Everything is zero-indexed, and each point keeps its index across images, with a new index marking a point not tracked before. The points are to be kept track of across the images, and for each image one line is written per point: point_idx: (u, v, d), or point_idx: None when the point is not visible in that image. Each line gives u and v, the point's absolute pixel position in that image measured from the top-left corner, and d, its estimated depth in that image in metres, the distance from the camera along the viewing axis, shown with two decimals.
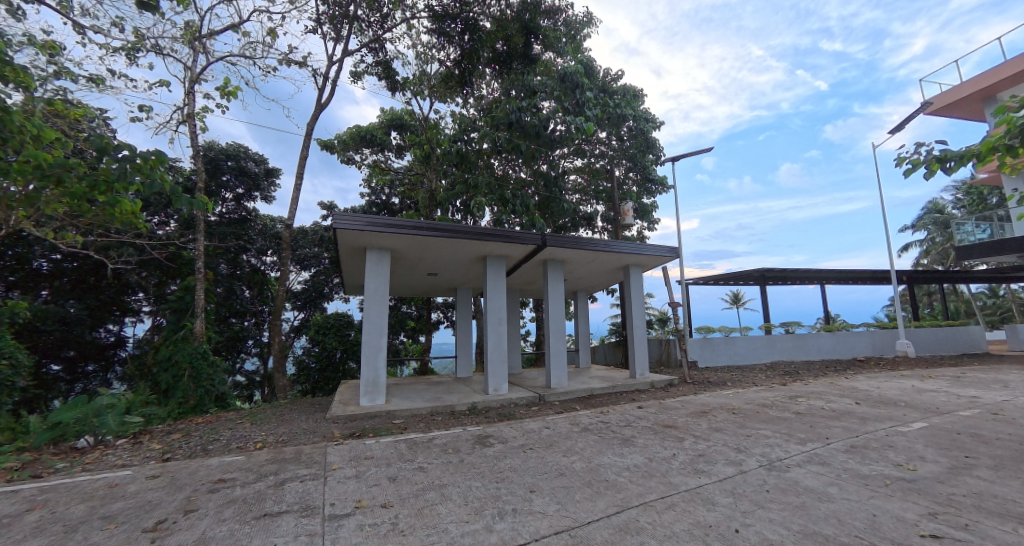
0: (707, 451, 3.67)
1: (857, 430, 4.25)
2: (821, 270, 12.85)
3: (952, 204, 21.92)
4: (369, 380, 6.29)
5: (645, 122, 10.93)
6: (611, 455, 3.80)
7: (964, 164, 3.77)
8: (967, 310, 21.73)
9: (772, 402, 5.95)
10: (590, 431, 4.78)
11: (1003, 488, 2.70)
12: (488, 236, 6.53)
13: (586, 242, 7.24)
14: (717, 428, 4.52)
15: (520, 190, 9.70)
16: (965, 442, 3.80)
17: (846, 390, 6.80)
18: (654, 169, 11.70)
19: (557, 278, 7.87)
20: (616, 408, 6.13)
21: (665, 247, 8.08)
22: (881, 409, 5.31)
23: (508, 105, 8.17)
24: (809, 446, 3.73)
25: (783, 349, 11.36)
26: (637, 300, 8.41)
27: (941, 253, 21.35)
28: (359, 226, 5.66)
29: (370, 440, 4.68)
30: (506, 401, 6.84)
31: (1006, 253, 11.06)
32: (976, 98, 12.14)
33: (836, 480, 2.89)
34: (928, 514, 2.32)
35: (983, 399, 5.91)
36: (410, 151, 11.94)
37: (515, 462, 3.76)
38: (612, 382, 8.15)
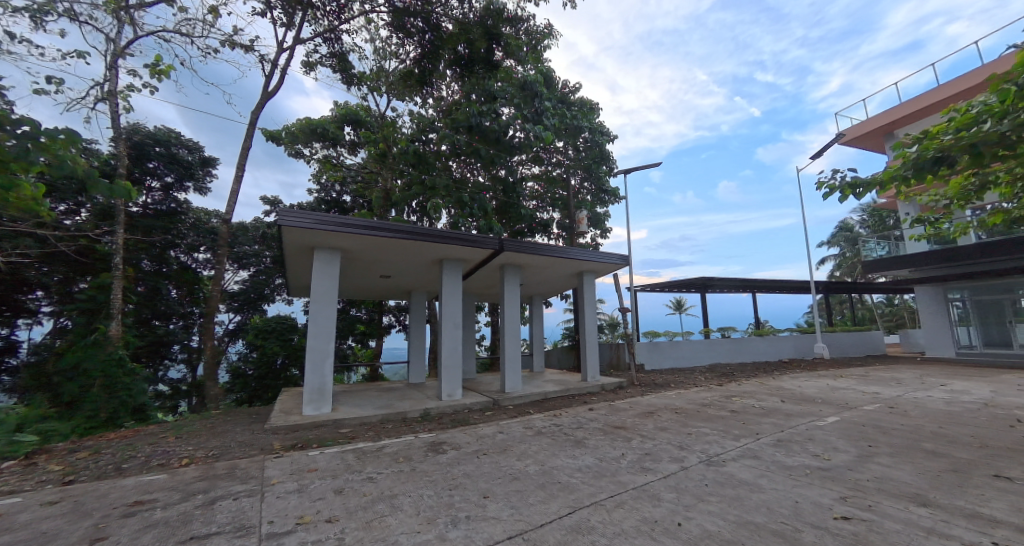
0: (654, 450, 3.84)
1: (782, 426, 4.67)
2: (755, 280, 14.03)
3: (860, 223, 24.94)
4: (314, 388, 5.95)
5: (600, 134, 11.50)
6: (564, 457, 3.87)
7: (872, 190, 4.30)
8: (870, 317, 24.82)
9: (711, 401, 6.40)
10: (543, 434, 4.84)
11: (898, 472, 3.10)
12: (446, 239, 6.44)
13: (542, 247, 7.37)
14: (663, 427, 4.78)
15: (478, 194, 9.80)
16: (869, 433, 4.30)
17: (774, 389, 7.49)
18: (608, 180, 12.17)
19: (515, 282, 7.95)
20: (569, 410, 6.28)
21: (618, 255, 8.44)
22: (802, 406, 5.88)
23: (469, 109, 8.30)
24: (742, 442, 4.04)
25: (720, 352, 12.27)
26: (590, 306, 8.67)
27: (850, 266, 24.36)
28: (308, 224, 5.36)
29: (314, 451, 4.42)
30: (460, 406, 6.75)
31: (901, 267, 12.65)
32: (880, 132, 13.92)
33: (766, 471, 3.16)
34: (840, 499, 2.60)
35: (883, 395, 6.74)
36: (364, 148, 11.50)
37: (469, 468, 3.72)
38: (565, 385, 8.35)
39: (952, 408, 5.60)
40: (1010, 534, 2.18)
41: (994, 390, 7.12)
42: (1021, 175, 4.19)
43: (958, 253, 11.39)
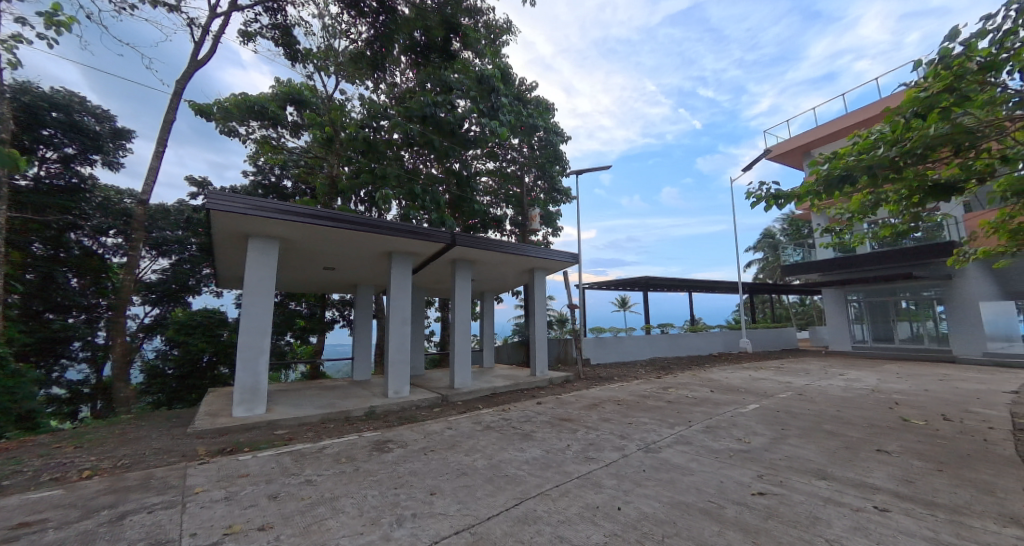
0: (597, 440, 4.03)
1: (711, 414, 5.10)
2: (692, 280, 15.12)
3: (781, 231, 27.76)
4: (247, 388, 5.50)
5: (554, 134, 11.73)
6: (512, 450, 3.94)
7: (791, 202, 4.81)
8: (786, 315, 27.79)
9: (650, 392, 6.83)
10: (492, 429, 4.88)
11: (804, 451, 3.52)
12: (397, 231, 6.24)
13: (495, 243, 7.38)
14: (606, 418, 5.02)
15: (431, 186, 9.61)
16: (782, 418, 4.83)
17: (705, 381, 8.14)
18: (561, 179, 12.47)
19: (466, 278, 7.89)
20: (518, 404, 6.38)
21: (568, 253, 8.69)
22: (728, 395, 6.46)
23: (423, 98, 8.07)
24: (676, 429, 4.37)
25: (659, 347, 13.09)
26: (541, 302, 8.84)
27: (771, 269, 27.06)
28: (243, 209, 4.93)
29: (246, 455, 4.09)
30: (408, 404, 6.59)
31: (810, 272, 14.32)
32: (798, 151, 15.60)
33: (696, 455, 3.44)
34: (758, 476, 2.90)
35: (794, 384, 7.60)
36: (309, 131, 10.77)
37: (416, 465, 3.65)
38: (514, 380, 8.47)
39: (847, 395, 6.45)
40: (888, 498, 2.57)
41: (879, 378, 8.30)
42: (904, 196, 4.93)
43: (856, 260, 13.10)
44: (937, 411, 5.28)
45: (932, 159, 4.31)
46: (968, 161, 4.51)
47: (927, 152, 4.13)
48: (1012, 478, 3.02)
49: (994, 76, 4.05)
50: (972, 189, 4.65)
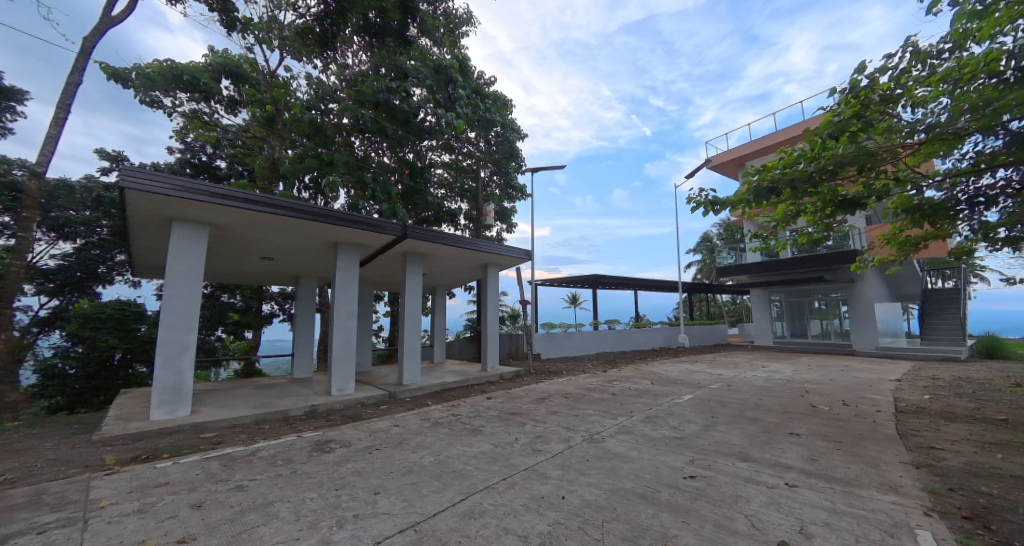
0: (545, 432, 4.12)
1: (651, 404, 5.41)
2: (638, 279, 15.93)
3: (717, 236, 30.05)
4: (167, 388, 4.97)
5: (511, 131, 11.74)
6: (460, 445, 3.91)
7: (726, 208, 5.21)
8: (719, 313, 30.18)
9: (596, 386, 7.11)
10: (441, 425, 4.82)
11: (730, 436, 3.85)
12: (345, 221, 5.93)
13: (448, 237, 7.26)
14: (554, 411, 5.15)
15: (383, 176, 9.25)
16: (713, 406, 5.24)
17: (646, 374, 8.63)
18: (516, 176, 12.55)
19: (417, 272, 7.71)
20: (468, 400, 6.36)
21: (521, 250, 8.78)
22: (666, 387, 6.90)
23: (377, 83, 7.72)
24: (619, 420, 4.59)
25: (606, 342, 13.66)
26: (493, 297, 8.85)
27: (708, 271, 29.23)
28: (167, 190, 4.42)
29: (165, 462, 3.70)
30: (352, 401, 6.31)
31: (741, 273, 15.66)
32: (734, 163, 16.95)
33: (636, 444, 3.64)
34: (689, 461, 3.12)
35: (724, 376, 8.28)
36: (247, 108, 9.89)
37: (360, 465, 3.52)
38: (465, 375, 8.44)
39: (767, 385, 7.15)
40: (797, 475, 2.88)
41: (794, 370, 9.29)
42: (819, 208, 5.53)
43: (779, 264, 14.51)
44: (838, 397, 6.02)
45: (841, 177, 4.88)
46: (869, 180, 5.15)
47: (837, 170, 4.66)
48: (893, 453, 3.52)
49: (892, 108, 4.65)
50: (871, 205, 5.33)
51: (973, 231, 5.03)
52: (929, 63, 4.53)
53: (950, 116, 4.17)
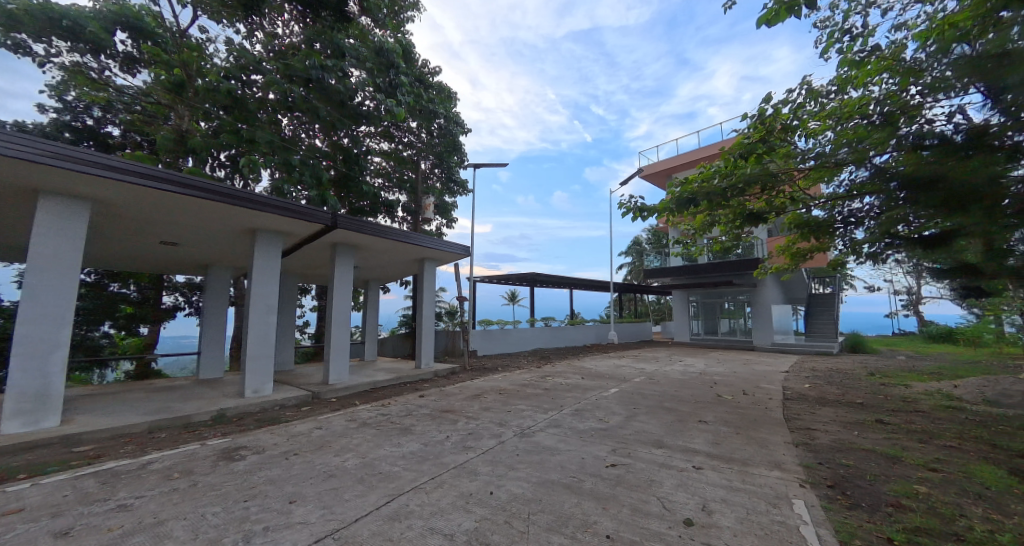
0: (476, 429, 4.11)
1: (580, 398, 5.65)
2: (573, 279, 16.59)
3: (646, 240, 32.30)
4: (28, 395, 4.12)
5: (455, 125, 11.53)
6: (388, 446, 3.76)
7: (653, 215, 5.61)
8: (645, 312, 32.51)
9: (529, 381, 7.27)
10: (369, 425, 4.59)
11: (648, 425, 4.16)
12: (267, 206, 5.38)
13: (383, 229, 6.93)
14: (487, 407, 5.17)
15: (312, 159, 8.57)
16: (635, 398, 5.63)
17: (577, 369, 9.02)
18: (458, 170, 12.38)
19: (348, 265, 7.27)
20: (399, 398, 6.14)
21: (460, 246, 8.68)
22: (595, 381, 7.28)
23: (309, 59, 7.11)
24: (549, 414, 4.73)
25: (541, 339, 14.03)
26: (430, 293, 8.65)
27: (636, 272, 31.32)
28: (35, 154, 3.62)
29: (20, 484, 3.06)
30: (269, 404, 5.77)
31: (665, 276, 17.00)
32: (662, 174, 18.35)
33: (564, 436, 3.77)
34: (612, 450, 3.31)
35: (647, 370, 8.95)
36: (148, 68, 8.56)
37: (274, 472, 3.22)
38: (397, 373, 8.14)
39: (683, 377, 7.84)
40: (703, 459, 3.19)
41: (705, 364, 10.31)
42: (730, 219, 6.17)
43: (697, 268, 15.99)
44: (740, 388, 6.79)
45: (749, 193, 5.50)
46: (770, 198, 5.87)
47: (744, 187, 5.25)
48: (779, 435, 4.06)
49: (791, 136, 5.34)
50: (771, 220, 6.06)
51: (845, 246, 5.94)
52: (819, 101, 5.27)
53: (834, 148, 4.89)
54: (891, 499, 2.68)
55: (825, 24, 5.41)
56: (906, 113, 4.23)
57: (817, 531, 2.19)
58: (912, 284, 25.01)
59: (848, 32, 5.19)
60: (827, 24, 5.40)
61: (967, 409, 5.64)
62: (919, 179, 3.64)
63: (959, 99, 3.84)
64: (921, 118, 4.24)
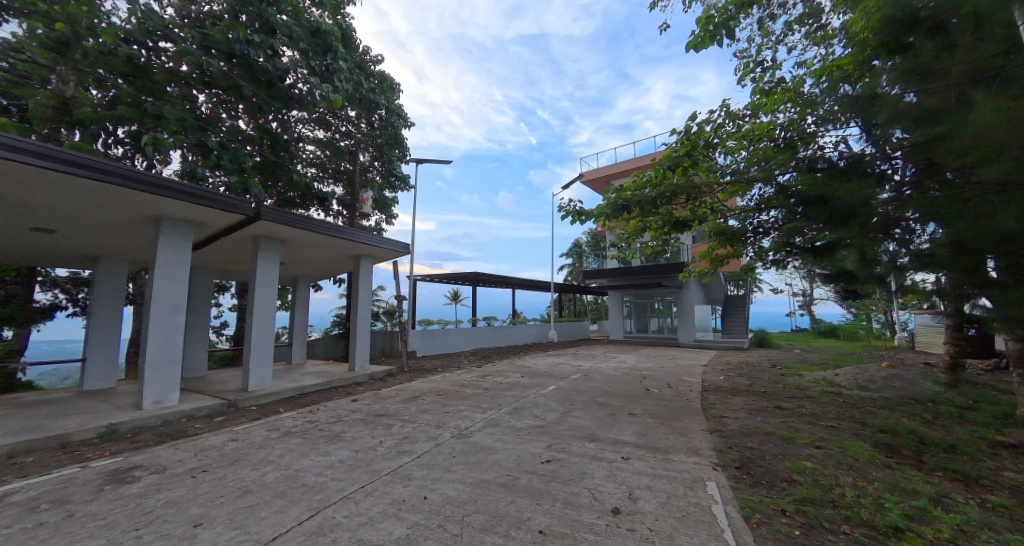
0: (412, 432, 3.99)
1: (519, 396, 5.73)
2: (516, 279, 16.82)
3: (586, 242, 33.69)
4: None
5: (397, 117, 11.08)
6: (315, 456, 3.50)
7: (591, 219, 5.85)
8: (583, 311, 33.87)
9: (469, 381, 7.23)
10: (293, 434, 4.25)
11: (582, 420, 4.33)
12: (176, 192, 4.74)
13: (315, 223, 6.46)
14: (424, 409, 5.04)
15: (233, 143, 7.73)
16: (571, 395, 5.83)
17: (518, 368, 9.14)
18: (399, 165, 11.95)
19: (273, 260, 6.67)
20: (329, 404, 5.76)
21: (400, 244, 8.38)
22: (534, 379, 7.42)
23: (230, 30, 6.38)
24: (487, 413, 4.73)
25: (483, 339, 14.02)
26: (366, 291, 8.23)
27: (576, 273, 32.52)
28: None
29: None
30: (174, 415, 5.10)
31: (602, 277, 17.85)
32: (601, 180, 19.29)
33: (501, 435, 3.79)
34: (547, 447, 3.39)
35: (583, 367, 9.32)
36: (20, 19, 7.14)
37: (177, 492, 2.85)
38: (328, 377, 7.65)
39: (615, 373, 8.29)
40: (631, 449, 3.39)
41: (636, 360, 10.99)
42: (660, 225, 6.63)
43: (630, 270, 17.00)
44: (665, 381, 7.33)
45: (676, 201, 5.95)
46: (693, 208, 6.41)
47: (671, 196, 5.68)
48: (697, 423, 4.44)
49: (713, 152, 5.88)
50: (694, 228, 6.62)
51: (754, 253, 6.67)
52: (736, 122, 5.85)
53: (747, 166, 5.46)
54: (784, 475, 3.05)
55: (742, 55, 6.03)
56: (803, 139, 4.86)
57: (725, 509, 2.43)
58: (807, 287, 28.85)
59: (761, 64, 5.84)
60: (744, 54, 6.03)
61: (844, 393, 6.63)
62: (813, 197, 4.18)
63: (842, 130, 4.47)
64: (814, 144, 4.89)
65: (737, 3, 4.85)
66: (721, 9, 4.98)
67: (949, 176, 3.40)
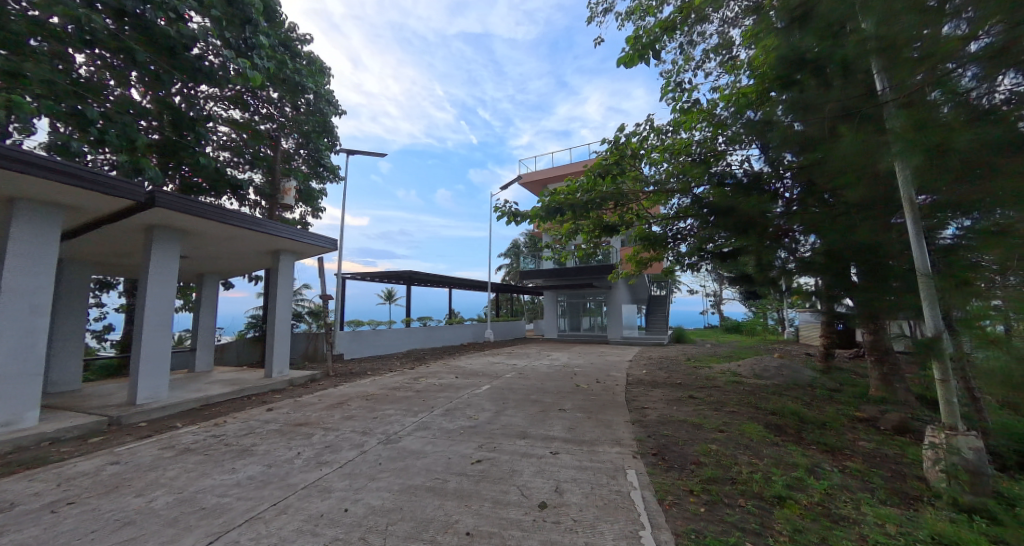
0: (335, 441, 3.73)
1: (452, 397, 5.65)
2: (453, 278, 16.63)
3: (523, 243, 34.30)
4: None
5: (327, 104, 10.32)
6: (218, 474, 3.12)
7: (525, 221, 5.97)
8: (520, 310, 34.46)
9: (401, 384, 6.98)
10: (192, 451, 3.75)
11: (514, 418, 4.39)
12: (45, 170, 3.92)
13: (227, 213, 5.79)
14: (350, 415, 4.75)
15: (122, 116, 6.63)
16: (505, 394, 5.90)
17: (453, 368, 9.03)
18: (327, 155, 11.17)
19: (172, 254, 5.85)
20: (239, 415, 5.19)
21: (327, 239, 7.85)
22: (468, 379, 7.39)
23: None
24: (418, 416, 4.60)
25: (417, 340, 13.64)
26: (286, 290, 7.57)
27: (514, 273, 33.03)
28: None
29: None
30: (31, 440, 4.16)
31: (538, 277, 18.30)
32: (538, 183, 19.80)
33: (432, 438, 3.71)
34: (478, 447, 3.38)
35: (518, 365, 9.48)
36: None
37: (30, 532, 2.36)
38: (240, 385, 6.90)
39: (549, 371, 8.54)
40: (560, 444, 3.51)
41: (568, 357, 11.46)
42: (591, 229, 6.97)
43: (565, 271, 17.64)
44: (594, 377, 7.71)
45: (605, 206, 6.32)
46: (621, 213, 6.84)
47: (601, 202, 6.10)
48: (621, 415, 4.75)
49: (639, 162, 6.32)
50: (622, 232, 7.07)
51: (673, 257, 7.30)
52: (660, 136, 6.35)
53: (668, 177, 5.97)
54: (693, 458, 3.38)
55: (666, 75, 6.57)
56: (715, 156, 5.45)
57: (642, 494, 2.61)
58: (717, 288, 32.23)
59: (681, 85, 6.40)
60: (667, 75, 6.57)
61: (744, 382, 7.52)
62: (722, 208, 4.77)
63: (746, 151, 5.06)
64: (724, 161, 5.49)
65: (662, 28, 5.29)
66: (648, 31, 5.39)
67: (826, 196, 4.00)
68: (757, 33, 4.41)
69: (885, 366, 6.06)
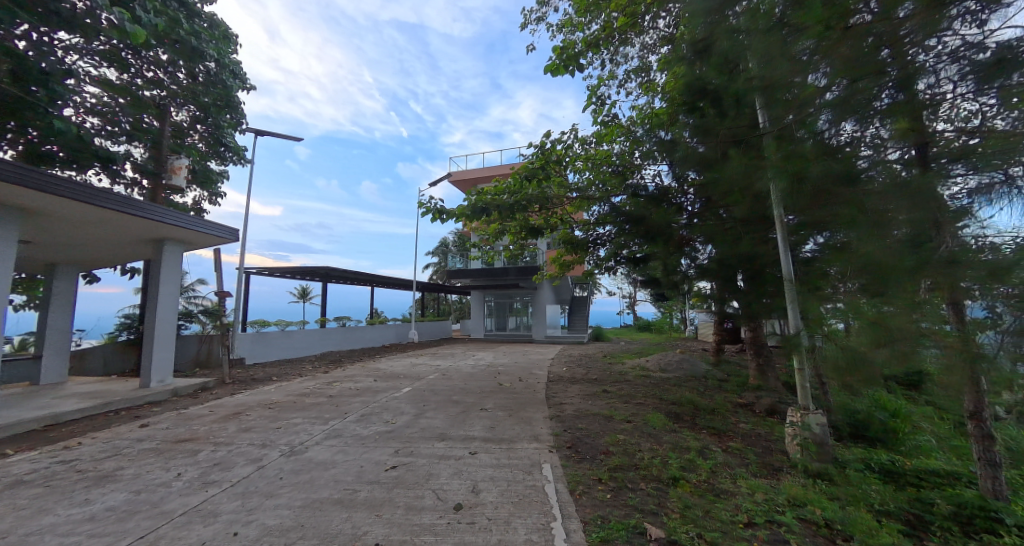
0: (227, 457, 3.31)
1: (369, 402, 5.36)
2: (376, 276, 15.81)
3: (452, 242, 33.84)
4: None
5: (231, 76, 9.10)
6: (66, 508, 2.58)
7: (452, 219, 5.89)
8: (447, 310, 33.92)
9: (311, 390, 6.43)
10: (29, 483, 3.05)
11: (434, 420, 4.30)
12: None
13: (94, 193, 4.82)
14: (247, 427, 4.26)
15: None
16: (426, 395, 5.75)
17: (372, 370, 8.58)
18: (230, 133, 9.88)
19: (9, 239, 4.75)
20: (101, 434, 4.35)
21: (226, 229, 6.94)
22: (388, 382, 7.09)
23: None
24: (329, 424, 4.28)
25: (334, 341, 12.70)
26: (171, 285, 6.52)
27: (442, 272, 32.41)
28: None
29: None
30: None
31: (465, 277, 18.17)
32: (468, 183, 19.69)
33: (343, 446, 3.47)
34: (393, 453, 3.24)
35: (443, 366, 9.33)
36: None
37: None
38: (104, 397, 5.79)
39: (473, 371, 8.53)
40: (479, 443, 3.53)
41: (493, 356, 11.58)
42: (518, 230, 7.13)
43: (493, 272, 17.78)
44: (517, 375, 7.89)
45: (530, 209, 6.51)
46: (546, 217, 7.09)
47: (526, 205, 6.28)
48: (540, 411, 4.92)
49: (564, 169, 6.60)
50: (546, 235, 7.33)
51: (592, 261, 7.77)
52: (583, 146, 6.71)
53: (588, 185, 6.34)
54: (603, 448, 3.63)
55: (591, 89, 6.95)
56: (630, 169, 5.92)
57: (556, 487, 2.73)
58: (631, 291, 34.98)
59: (603, 100, 6.83)
60: (592, 89, 6.96)
61: (650, 376, 8.27)
62: (635, 217, 5.19)
63: (658, 167, 5.58)
64: (638, 174, 5.98)
65: (586, 44, 5.60)
66: (574, 45, 5.68)
67: (719, 212, 4.56)
68: (668, 60, 4.87)
69: (760, 359, 7.10)
